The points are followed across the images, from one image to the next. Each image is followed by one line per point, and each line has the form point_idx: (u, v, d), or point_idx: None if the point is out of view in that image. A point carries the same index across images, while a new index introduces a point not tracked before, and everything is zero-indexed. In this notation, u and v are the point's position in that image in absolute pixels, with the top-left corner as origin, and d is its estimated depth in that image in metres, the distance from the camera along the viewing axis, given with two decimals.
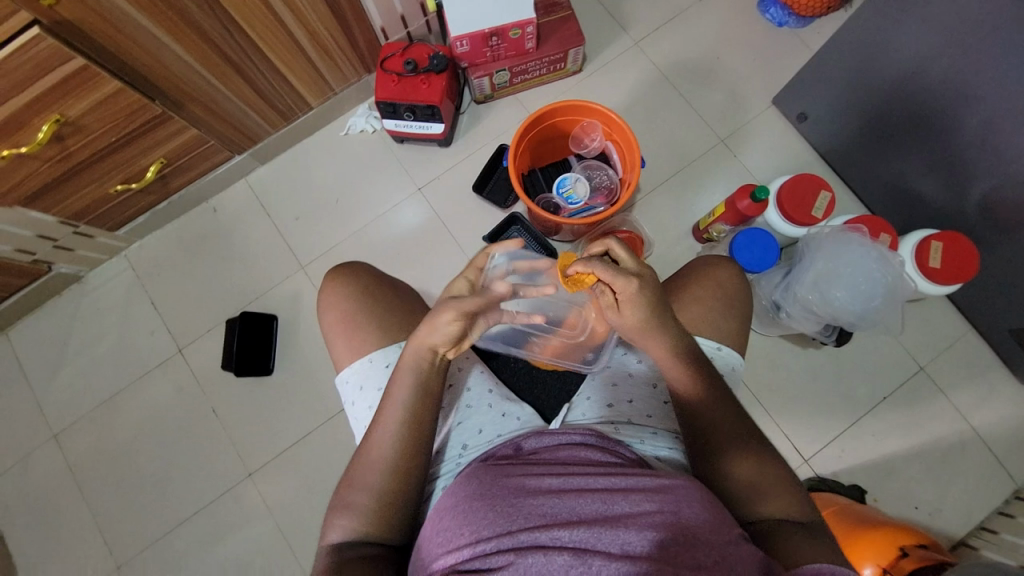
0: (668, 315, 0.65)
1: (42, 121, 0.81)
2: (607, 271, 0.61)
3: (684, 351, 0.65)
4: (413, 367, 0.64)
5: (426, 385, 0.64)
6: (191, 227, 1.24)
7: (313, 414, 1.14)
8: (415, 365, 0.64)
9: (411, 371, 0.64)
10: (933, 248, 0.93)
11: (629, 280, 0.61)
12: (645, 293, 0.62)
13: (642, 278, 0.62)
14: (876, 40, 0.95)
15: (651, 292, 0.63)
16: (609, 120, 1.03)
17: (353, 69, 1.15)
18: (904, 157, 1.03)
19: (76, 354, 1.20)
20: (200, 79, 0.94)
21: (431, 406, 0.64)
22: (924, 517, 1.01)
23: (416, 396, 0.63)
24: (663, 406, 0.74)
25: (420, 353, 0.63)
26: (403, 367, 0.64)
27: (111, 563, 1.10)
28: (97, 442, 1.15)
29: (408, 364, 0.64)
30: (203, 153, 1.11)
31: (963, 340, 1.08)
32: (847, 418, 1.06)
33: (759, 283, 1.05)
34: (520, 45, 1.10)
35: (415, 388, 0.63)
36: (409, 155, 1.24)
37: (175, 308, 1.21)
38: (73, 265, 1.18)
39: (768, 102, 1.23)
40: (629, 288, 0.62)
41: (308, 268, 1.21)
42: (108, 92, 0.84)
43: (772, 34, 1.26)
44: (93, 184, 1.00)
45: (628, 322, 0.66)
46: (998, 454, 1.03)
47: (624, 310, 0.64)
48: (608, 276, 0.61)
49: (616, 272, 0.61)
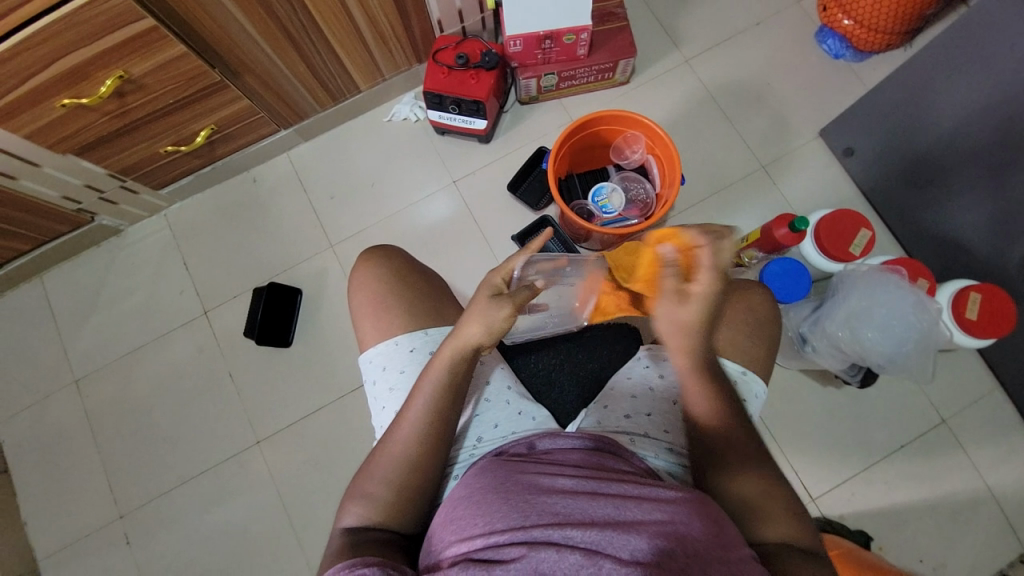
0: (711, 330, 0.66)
1: (107, 75, 0.84)
2: (712, 258, 0.63)
3: (707, 372, 0.65)
4: (448, 371, 0.64)
5: (454, 388, 0.64)
6: (230, 195, 1.27)
7: (325, 390, 1.16)
8: (446, 369, 0.64)
9: (439, 375, 0.64)
10: (972, 299, 0.91)
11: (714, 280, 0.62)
12: (716, 297, 0.63)
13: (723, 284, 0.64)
14: (935, 82, 0.94)
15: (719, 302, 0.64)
16: (654, 134, 1.03)
17: (405, 57, 1.17)
18: (951, 204, 1.00)
19: (107, 304, 1.23)
20: (259, 52, 0.97)
21: (451, 408, 0.64)
22: (929, 572, 0.98)
23: (440, 396, 0.64)
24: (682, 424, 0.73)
25: (456, 352, 0.64)
26: (432, 369, 0.64)
27: (115, 510, 1.12)
28: (116, 392, 1.19)
29: (439, 368, 0.64)
30: (251, 124, 1.13)
31: (990, 397, 1.05)
32: (860, 461, 1.04)
33: (786, 314, 1.03)
34: (572, 50, 1.11)
35: (443, 390, 0.64)
36: (448, 147, 1.26)
37: (206, 271, 1.24)
38: (114, 218, 1.22)
39: (814, 133, 1.21)
40: (710, 284, 0.63)
41: (337, 247, 1.23)
42: (172, 55, 0.87)
43: (827, 65, 1.25)
44: (145, 141, 1.03)
45: (678, 316, 0.64)
46: (1015, 519, 1.00)
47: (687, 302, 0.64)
48: (710, 261, 0.62)
49: (717, 263, 0.62)
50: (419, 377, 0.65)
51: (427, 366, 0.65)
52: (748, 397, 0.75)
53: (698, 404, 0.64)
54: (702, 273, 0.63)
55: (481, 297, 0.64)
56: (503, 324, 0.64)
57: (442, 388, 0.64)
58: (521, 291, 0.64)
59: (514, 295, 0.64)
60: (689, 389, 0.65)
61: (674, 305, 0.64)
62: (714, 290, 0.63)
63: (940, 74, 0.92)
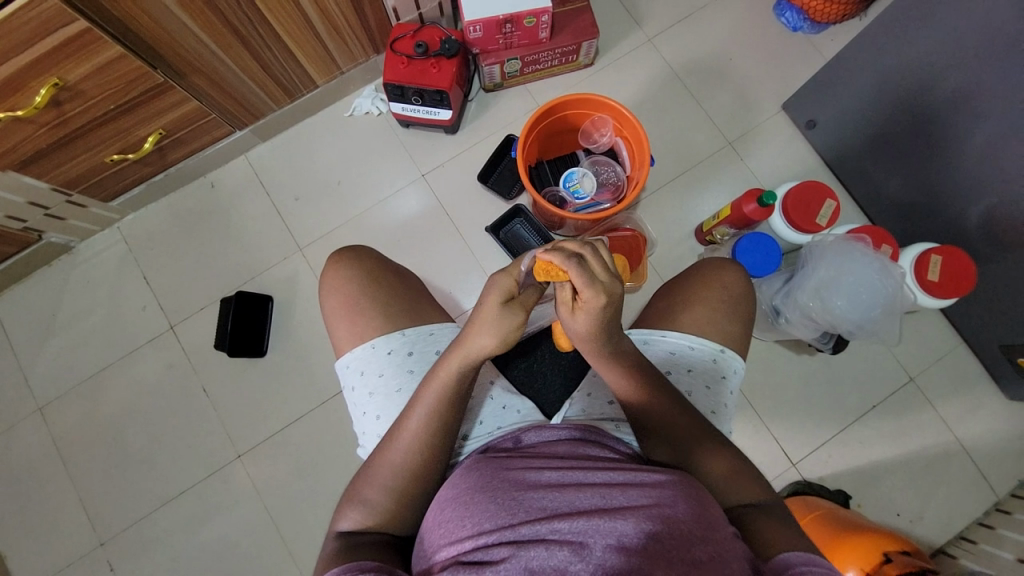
0: (616, 330, 0.61)
1: (41, 83, 0.79)
2: (584, 278, 0.55)
3: (634, 360, 0.64)
4: (449, 381, 0.63)
5: (454, 396, 0.63)
6: (188, 203, 1.21)
7: (305, 397, 1.13)
8: (453, 378, 0.63)
9: (448, 387, 0.63)
10: (933, 262, 0.94)
11: (598, 294, 0.55)
12: (606, 310, 0.57)
13: (610, 295, 0.56)
14: (891, 51, 0.95)
15: (613, 310, 0.58)
16: (620, 116, 1.02)
17: (362, 48, 1.13)
18: (909, 170, 1.03)
19: (65, 326, 1.17)
20: (205, 50, 0.91)
21: (455, 415, 0.64)
22: (905, 524, 1.03)
23: (444, 405, 0.62)
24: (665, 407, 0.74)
25: (465, 360, 0.62)
26: (437, 378, 0.63)
27: (94, 539, 1.08)
28: (84, 417, 1.13)
29: (447, 376, 0.63)
30: (204, 126, 1.08)
31: (953, 353, 1.09)
32: (836, 425, 1.08)
33: (760, 288, 1.06)
34: (534, 34, 1.08)
35: (443, 398, 0.62)
36: (414, 140, 1.22)
37: (169, 284, 1.19)
38: (64, 235, 1.15)
39: (777, 106, 1.23)
40: (596, 301, 0.56)
41: (306, 250, 1.19)
42: (109, 57, 0.81)
43: (786, 38, 1.26)
44: (89, 152, 0.97)
45: (574, 327, 0.60)
46: (981, 466, 1.05)
47: (578, 314, 0.58)
48: (583, 282, 0.55)
49: (592, 281, 0.55)
50: (421, 384, 0.64)
51: (431, 375, 0.64)
52: (728, 374, 0.76)
53: (619, 384, 0.64)
54: (583, 293, 0.55)
55: (491, 302, 0.61)
56: (514, 327, 0.62)
57: (447, 396, 0.62)
58: (528, 289, 0.63)
59: (523, 296, 0.62)
60: (605, 371, 0.65)
61: (568, 319, 0.59)
62: (601, 305, 0.56)
63: (894, 42, 0.94)
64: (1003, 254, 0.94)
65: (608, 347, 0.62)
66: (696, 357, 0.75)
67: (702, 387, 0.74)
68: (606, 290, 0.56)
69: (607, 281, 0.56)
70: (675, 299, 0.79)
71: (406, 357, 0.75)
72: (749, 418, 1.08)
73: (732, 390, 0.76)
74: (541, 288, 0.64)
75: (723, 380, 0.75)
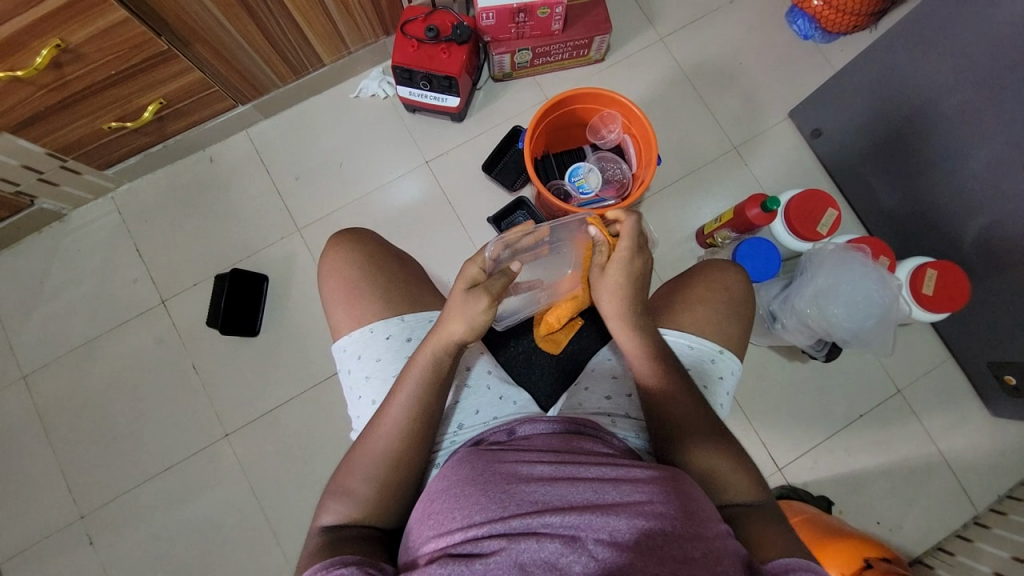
0: (640, 295, 0.70)
1: (43, 44, 0.77)
2: (632, 229, 0.69)
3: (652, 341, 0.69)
4: (429, 363, 0.64)
5: (435, 381, 0.64)
6: (186, 176, 1.19)
7: (296, 379, 1.12)
8: (431, 367, 0.64)
9: (424, 370, 0.64)
10: (928, 276, 0.95)
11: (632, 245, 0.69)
12: (634, 261, 0.69)
13: (640, 253, 0.70)
14: (899, 66, 0.96)
15: (640, 271, 0.69)
16: (630, 113, 1.02)
17: (371, 29, 1.11)
18: (908, 185, 1.04)
19: (53, 295, 1.15)
20: (212, 21, 0.89)
21: (438, 404, 0.64)
22: (885, 532, 1.05)
23: (425, 392, 0.63)
24: None
25: (438, 346, 0.64)
26: (417, 365, 0.64)
27: (75, 512, 1.07)
28: (70, 388, 1.11)
29: (422, 362, 0.64)
30: (206, 99, 1.06)
31: (941, 367, 1.11)
32: (823, 432, 1.09)
33: (758, 292, 1.07)
34: (547, 25, 1.07)
35: (426, 382, 0.63)
36: (420, 125, 1.21)
37: (162, 257, 1.17)
38: (56, 202, 1.12)
39: (784, 114, 1.23)
40: (629, 250, 0.69)
41: (304, 231, 1.18)
42: (114, 21, 0.79)
43: (796, 46, 1.26)
44: (86, 117, 0.95)
45: (607, 278, 0.70)
46: (960, 479, 1.07)
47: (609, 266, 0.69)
48: (629, 230, 0.69)
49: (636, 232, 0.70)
50: (401, 372, 0.65)
51: (410, 360, 0.65)
52: (725, 376, 0.76)
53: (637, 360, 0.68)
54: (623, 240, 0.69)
55: (457, 290, 0.64)
56: (487, 318, 0.64)
57: (430, 380, 0.63)
58: (500, 279, 0.65)
59: (489, 283, 0.64)
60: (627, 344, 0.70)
61: (602, 270, 0.70)
62: (631, 257, 0.69)
63: (906, 55, 0.94)
64: (996, 273, 0.95)
65: (631, 310, 0.69)
66: (695, 356, 0.75)
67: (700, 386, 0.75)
68: (637, 248, 0.70)
69: (642, 244, 0.70)
70: (675, 299, 0.79)
71: (404, 343, 0.75)
72: (738, 420, 1.09)
73: (728, 391, 0.77)
74: (508, 275, 0.65)
75: (719, 380, 0.76)
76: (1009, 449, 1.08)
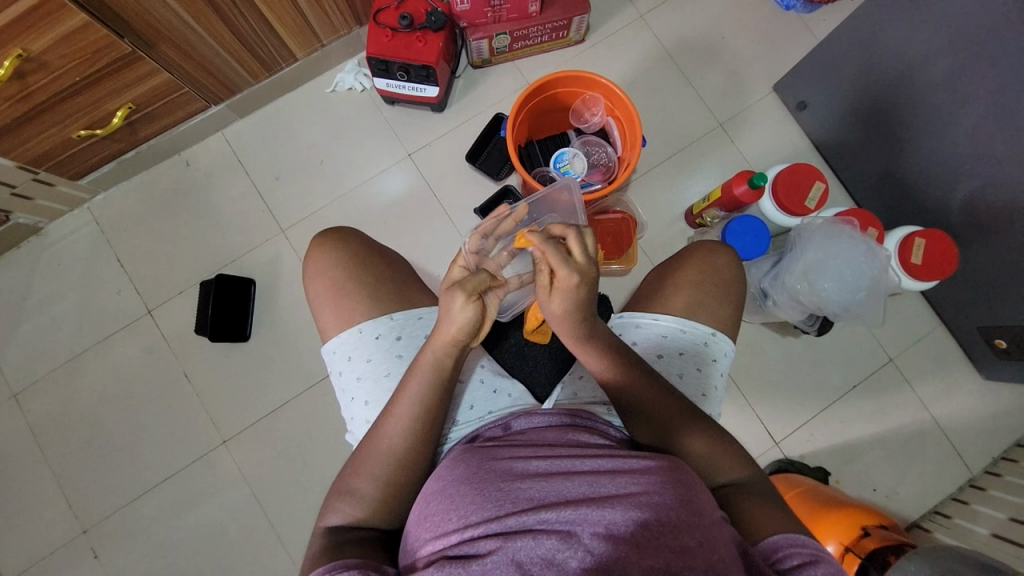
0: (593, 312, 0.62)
1: (3, 55, 0.74)
2: (558, 257, 0.57)
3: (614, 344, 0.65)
4: (433, 367, 0.62)
5: (440, 384, 0.63)
6: (163, 181, 1.16)
7: (291, 382, 1.11)
8: (433, 370, 0.62)
9: (430, 372, 0.62)
10: (917, 245, 0.95)
11: (571, 273, 0.57)
12: (580, 290, 0.59)
13: (585, 276, 0.58)
14: (883, 33, 0.95)
15: (589, 293, 0.60)
16: (613, 95, 1.00)
17: (344, 20, 1.08)
18: (894, 155, 1.04)
19: (36, 310, 1.12)
20: (177, 20, 0.86)
21: (443, 403, 0.63)
22: (882, 499, 1.07)
23: (431, 395, 0.62)
24: (677, 379, 0.74)
25: (436, 350, 0.62)
26: (419, 368, 0.63)
27: (76, 527, 1.06)
28: (62, 404, 1.10)
29: (426, 365, 0.62)
30: (177, 101, 1.03)
31: (932, 334, 1.12)
32: (818, 405, 1.10)
33: (749, 270, 1.07)
34: (524, 7, 1.04)
35: (430, 384, 0.62)
36: (400, 117, 1.19)
37: (144, 266, 1.14)
38: (32, 216, 1.10)
39: (769, 88, 1.22)
40: (570, 279, 0.58)
41: (288, 232, 1.16)
42: (74, 26, 0.76)
43: (778, 17, 1.24)
44: (54, 127, 0.92)
45: (551, 310, 0.62)
46: (953, 442, 1.09)
47: (553, 297, 0.60)
48: (559, 260, 0.57)
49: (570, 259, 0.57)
50: (407, 374, 0.64)
51: (415, 364, 0.63)
52: (719, 357, 0.76)
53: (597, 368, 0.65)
54: (558, 271, 0.57)
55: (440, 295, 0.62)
56: (471, 315, 0.60)
57: (434, 383, 0.62)
58: (480, 275, 0.61)
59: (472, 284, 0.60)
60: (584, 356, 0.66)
61: (544, 301, 0.61)
62: (575, 285, 0.58)
63: (888, 23, 0.93)
64: (984, 238, 0.95)
65: (582, 330, 0.63)
66: (688, 340, 0.75)
67: (694, 369, 0.75)
68: (580, 270, 0.58)
69: (584, 263, 0.58)
70: (665, 283, 0.79)
71: (394, 342, 0.74)
72: (734, 398, 1.10)
73: (722, 372, 0.76)
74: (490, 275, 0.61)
75: (713, 362, 0.76)
76: (1001, 411, 1.09)
